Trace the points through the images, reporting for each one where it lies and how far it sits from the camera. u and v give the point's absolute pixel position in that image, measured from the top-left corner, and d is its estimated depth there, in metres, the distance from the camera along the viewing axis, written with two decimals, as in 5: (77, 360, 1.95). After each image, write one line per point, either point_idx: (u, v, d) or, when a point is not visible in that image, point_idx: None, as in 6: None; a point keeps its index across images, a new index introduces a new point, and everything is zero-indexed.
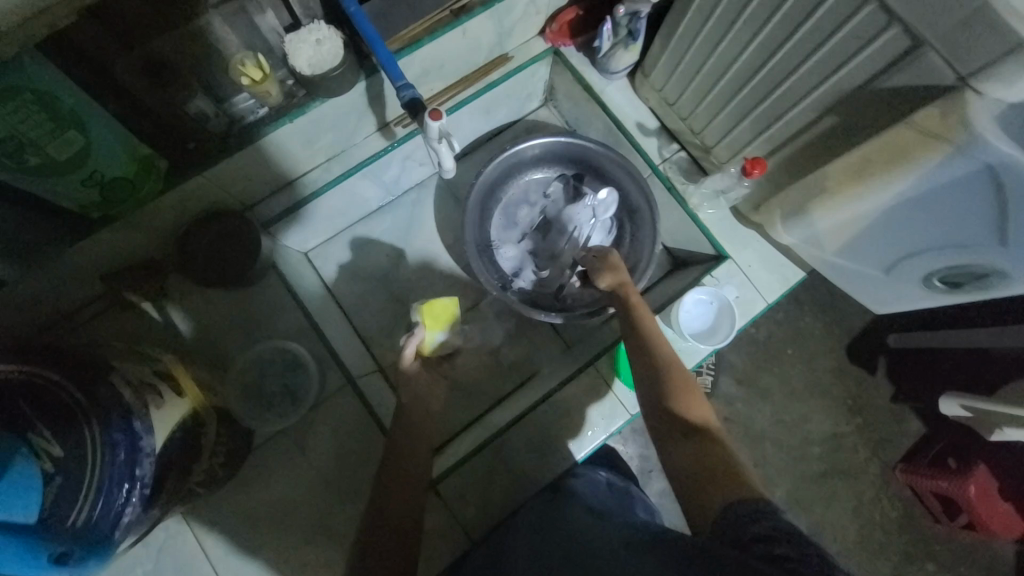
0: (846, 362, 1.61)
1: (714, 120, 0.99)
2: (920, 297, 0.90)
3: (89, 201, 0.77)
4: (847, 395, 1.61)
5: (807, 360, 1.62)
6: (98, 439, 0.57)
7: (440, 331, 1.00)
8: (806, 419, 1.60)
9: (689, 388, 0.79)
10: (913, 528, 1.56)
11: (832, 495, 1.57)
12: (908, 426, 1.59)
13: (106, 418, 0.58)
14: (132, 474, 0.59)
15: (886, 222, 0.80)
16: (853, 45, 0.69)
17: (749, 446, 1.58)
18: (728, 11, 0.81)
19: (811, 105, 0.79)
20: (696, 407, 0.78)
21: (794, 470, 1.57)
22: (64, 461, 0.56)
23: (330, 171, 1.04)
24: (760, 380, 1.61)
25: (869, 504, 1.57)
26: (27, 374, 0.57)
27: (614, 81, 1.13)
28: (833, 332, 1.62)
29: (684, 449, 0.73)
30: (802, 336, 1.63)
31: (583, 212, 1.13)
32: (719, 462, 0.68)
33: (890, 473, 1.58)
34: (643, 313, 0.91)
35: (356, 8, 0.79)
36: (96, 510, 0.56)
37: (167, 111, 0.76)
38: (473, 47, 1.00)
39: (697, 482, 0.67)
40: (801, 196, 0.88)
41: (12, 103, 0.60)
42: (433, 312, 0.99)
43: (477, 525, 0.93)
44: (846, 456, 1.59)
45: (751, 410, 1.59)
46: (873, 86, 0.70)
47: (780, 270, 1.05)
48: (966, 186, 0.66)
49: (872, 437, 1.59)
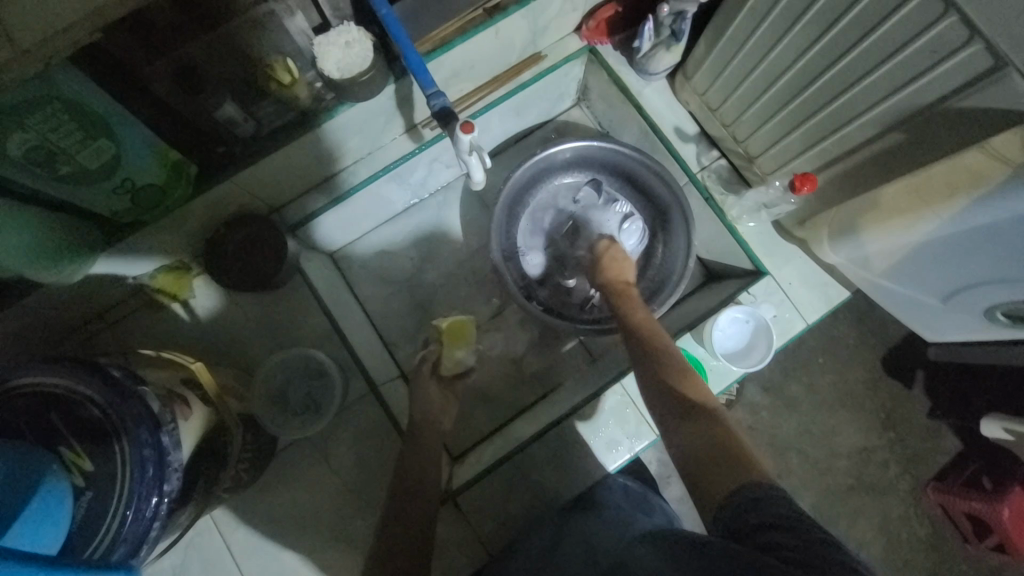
0: (881, 374, 1.54)
1: (760, 130, 0.93)
2: (983, 329, 0.83)
3: (121, 206, 0.77)
4: (881, 408, 1.54)
5: (840, 372, 1.55)
6: (128, 454, 0.57)
7: (457, 348, 0.99)
8: (835, 432, 1.54)
9: (688, 375, 0.78)
10: (942, 547, 1.50)
11: (857, 510, 1.51)
12: (943, 443, 1.52)
13: (135, 434, 0.58)
14: (160, 487, 0.59)
15: (942, 253, 0.73)
16: (927, 59, 0.62)
17: (773, 457, 1.53)
18: (782, 18, 0.75)
19: (873, 120, 0.73)
20: (694, 387, 0.76)
21: (819, 483, 1.52)
22: (95, 476, 0.57)
23: (357, 173, 1.01)
24: (788, 389, 1.55)
25: (897, 521, 1.51)
26: (64, 389, 0.59)
27: (651, 82, 1.07)
28: (869, 343, 1.55)
29: (685, 429, 0.70)
30: (836, 345, 1.56)
31: (612, 220, 1.12)
32: (725, 444, 0.65)
33: (921, 490, 1.52)
34: (644, 317, 0.91)
35: (387, 10, 0.75)
36: (125, 526, 0.56)
37: (196, 117, 0.76)
38: (506, 46, 0.96)
39: (707, 464, 0.63)
40: (851, 216, 0.83)
41: (43, 112, 0.59)
42: (455, 331, 1.00)
43: (494, 536, 0.92)
44: (876, 472, 1.52)
45: (776, 419, 1.54)
46: (948, 104, 0.63)
47: (823, 289, 1.00)
48: None
49: (904, 453, 1.53)
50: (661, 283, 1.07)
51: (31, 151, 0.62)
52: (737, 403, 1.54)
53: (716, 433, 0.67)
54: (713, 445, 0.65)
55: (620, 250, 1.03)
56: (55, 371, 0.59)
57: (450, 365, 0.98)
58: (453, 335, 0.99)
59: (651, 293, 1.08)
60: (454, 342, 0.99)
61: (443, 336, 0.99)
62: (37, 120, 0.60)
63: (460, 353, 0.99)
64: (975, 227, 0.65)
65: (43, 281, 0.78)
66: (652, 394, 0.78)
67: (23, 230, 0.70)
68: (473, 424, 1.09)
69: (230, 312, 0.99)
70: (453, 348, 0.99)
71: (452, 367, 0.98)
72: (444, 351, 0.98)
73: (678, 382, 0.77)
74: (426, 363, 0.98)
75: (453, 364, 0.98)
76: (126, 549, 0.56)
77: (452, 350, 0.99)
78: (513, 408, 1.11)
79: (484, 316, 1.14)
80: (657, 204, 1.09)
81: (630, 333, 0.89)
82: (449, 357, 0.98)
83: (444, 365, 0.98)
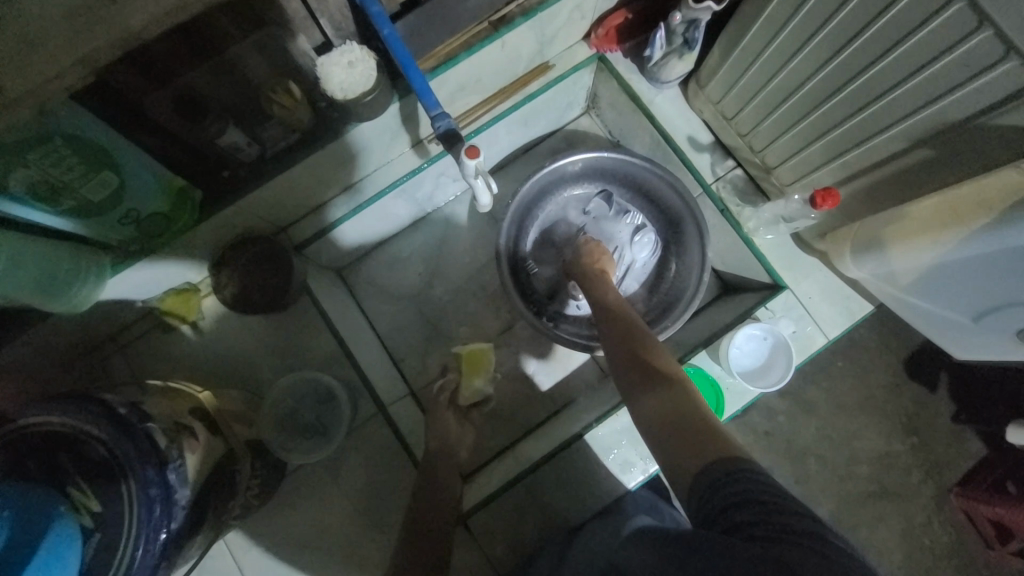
0: (903, 378, 1.50)
1: (778, 140, 0.89)
2: (1014, 354, 0.78)
3: (127, 235, 0.77)
4: (902, 413, 1.49)
5: (860, 377, 1.50)
6: (136, 496, 0.57)
7: (477, 377, 1.01)
8: (854, 438, 1.50)
9: (656, 350, 0.80)
10: (965, 554, 1.46)
11: (879, 517, 1.47)
12: (966, 447, 1.48)
13: (142, 474, 0.58)
14: (167, 527, 0.59)
15: (973, 272, 0.70)
16: (960, 74, 0.58)
17: (791, 463, 1.49)
18: (802, 28, 0.72)
19: (900, 134, 0.69)
20: (662, 359, 0.78)
21: (838, 490, 1.48)
22: (104, 517, 0.56)
23: (363, 190, 1.00)
24: (805, 394, 1.51)
25: (919, 528, 1.47)
26: (72, 429, 0.58)
27: (664, 90, 1.03)
28: (890, 346, 1.51)
29: (651, 396, 0.72)
30: (855, 348, 1.51)
31: (623, 231, 1.09)
32: (695, 416, 0.65)
33: (944, 496, 1.47)
34: (621, 303, 0.92)
35: (390, 29, 0.73)
36: (133, 567, 0.55)
37: (200, 144, 0.75)
38: (513, 59, 0.94)
39: (674, 428, 0.65)
40: (877, 227, 0.79)
41: (44, 149, 0.58)
42: (473, 360, 1.02)
43: (505, 556, 0.91)
44: (897, 478, 1.48)
45: (793, 425, 1.50)
46: (983, 121, 0.60)
47: (844, 302, 0.96)
48: None
49: (927, 458, 1.48)
50: (674, 298, 1.05)
51: (34, 186, 0.61)
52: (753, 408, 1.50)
53: (681, 402, 0.68)
54: (678, 414, 0.67)
55: (604, 264, 1.02)
56: (61, 411, 0.58)
57: (468, 394, 0.99)
58: (472, 364, 1.01)
59: (664, 309, 1.05)
60: (472, 370, 1.01)
61: (462, 365, 1.01)
62: (38, 158, 0.59)
63: (478, 382, 1.00)
64: (1010, 248, 0.62)
65: (56, 310, 0.77)
66: (621, 367, 0.80)
67: (29, 262, 0.69)
68: (483, 438, 1.07)
69: (239, 331, 0.98)
70: (471, 377, 1.00)
71: (469, 397, 1.00)
72: (463, 380, 1.00)
73: (643, 350, 0.80)
74: (444, 393, 0.99)
75: (470, 394, 1.00)
76: None
77: (471, 379, 1.00)
78: (524, 424, 1.09)
79: (492, 330, 1.13)
80: (670, 215, 1.06)
81: (610, 318, 0.89)
82: (468, 386, 1.00)
83: (463, 395, 0.99)
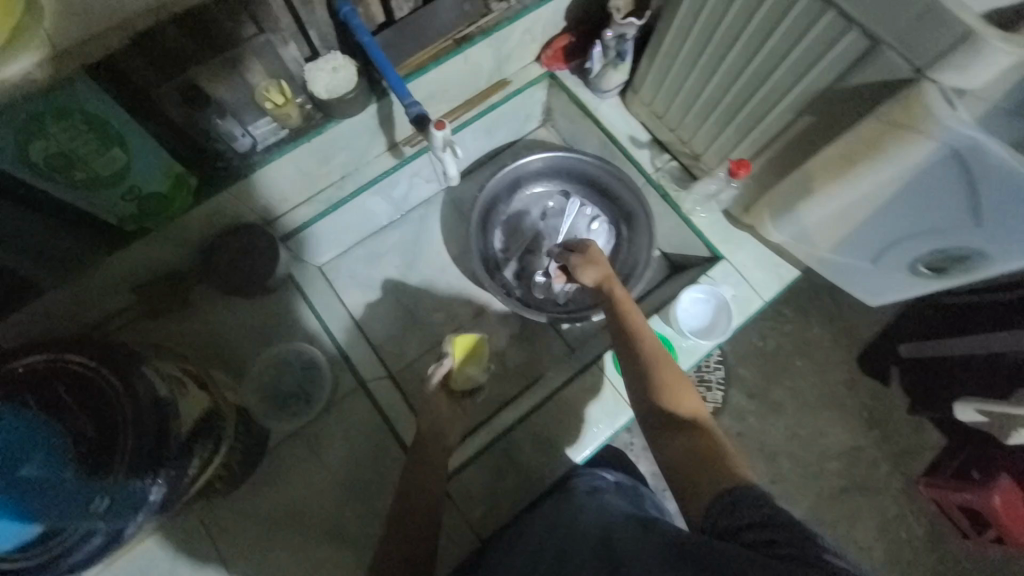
0: (858, 374, 1.63)
1: (701, 129, 1.05)
2: (906, 287, 0.93)
3: (126, 213, 0.84)
4: (863, 407, 1.61)
5: (817, 373, 1.63)
6: (131, 420, 0.64)
7: (467, 365, 1.01)
8: (822, 434, 1.60)
9: (676, 386, 0.79)
10: (942, 545, 1.53)
11: (854, 512, 1.55)
12: (926, 438, 1.59)
13: (137, 403, 0.65)
14: (158, 453, 0.66)
15: (871, 214, 0.84)
16: (818, 50, 0.74)
17: (765, 463, 1.57)
18: (704, 31, 0.90)
19: (786, 108, 0.85)
20: (685, 401, 0.78)
21: (813, 489, 1.56)
22: (97, 440, 0.64)
23: (344, 187, 1.11)
24: (770, 395, 1.62)
25: (895, 521, 1.54)
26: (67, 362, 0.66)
27: (606, 99, 1.21)
28: (844, 345, 1.64)
29: (676, 438, 0.73)
30: (810, 348, 1.65)
31: (581, 222, 1.23)
32: (712, 455, 0.69)
33: (914, 488, 1.56)
34: (637, 320, 0.90)
35: (368, 38, 0.86)
36: (127, 480, 0.63)
37: (196, 129, 0.85)
38: (475, 71, 1.10)
39: (690, 469, 0.68)
40: (789, 193, 0.91)
41: (65, 122, 0.67)
42: (466, 348, 1.02)
43: (485, 523, 0.94)
44: (867, 471, 1.57)
45: (763, 424, 1.60)
46: (841, 82, 0.75)
47: (775, 269, 1.09)
48: (939, 167, 0.71)
49: (891, 450, 1.58)
50: (627, 275, 1.17)
51: (51, 158, 0.69)
52: (724, 411, 1.60)
53: (702, 445, 0.71)
54: (698, 454, 0.70)
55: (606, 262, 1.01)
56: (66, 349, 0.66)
57: (461, 380, 1.01)
58: (465, 351, 1.01)
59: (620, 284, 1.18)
60: (466, 357, 1.01)
61: (455, 352, 1.00)
62: (59, 130, 0.68)
63: (470, 369, 1.01)
64: (897, 178, 0.75)
65: (38, 281, 0.83)
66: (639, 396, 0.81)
67: (47, 236, 0.79)
68: None
69: (226, 318, 1.03)
70: (464, 364, 1.01)
71: (462, 383, 1.01)
72: (455, 366, 1.00)
73: (663, 386, 0.79)
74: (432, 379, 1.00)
75: (463, 380, 1.01)
76: (130, 497, 0.64)
77: (463, 366, 1.01)
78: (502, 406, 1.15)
79: (468, 316, 1.22)
80: (622, 206, 1.20)
81: (623, 349, 0.87)
82: (460, 372, 1.01)
83: (454, 380, 1.00)
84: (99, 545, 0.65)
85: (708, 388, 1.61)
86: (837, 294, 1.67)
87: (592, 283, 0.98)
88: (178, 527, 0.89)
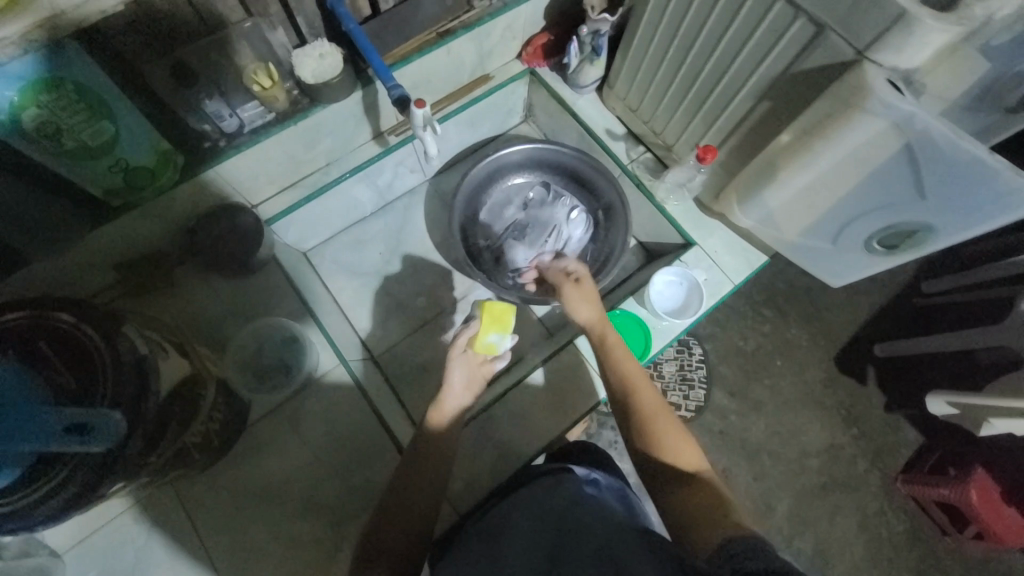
0: (836, 373, 1.67)
1: (672, 120, 1.10)
2: (864, 264, 0.99)
3: (111, 185, 0.85)
4: (841, 405, 1.65)
5: (795, 371, 1.67)
6: (109, 357, 0.67)
7: (494, 332, 0.92)
8: (802, 431, 1.63)
9: (676, 440, 0.79)
10: (921, 541, 1.55)
11: (835, 509, 1.57)
12: (904, 435, 1.62)
13: (112, 341, 0.68)
14: (138, 392, 0.68)
15: (828, 194, 0.89)
16: (771, 38, 0.80)
17: (747, 460, 1.60)
18: (670, 25, 0.96)
19: (746, 95, 0.90)
20: (685, 455, 0.78)
21: (794, 486, 1.59)
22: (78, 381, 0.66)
23: (329, 173, 1.14)
24: (751, 393, 1.65)
25: (874, 517, 1.56)
26: (31, 318, 0.68)
27: (584, 95, 1.26)
28: (822, 344, 1.69)
29: (678, 492, 0.73)
30: (790, 348, 1.69)
31: (560, 211, 1.28)
32: (718, 506, 0.68)
33: (893, 485, 1.58)
34: (631, 369, 0.88)
35: (354, 25, 0.91)
36: (85, 414, 0.60)
37: (185, 109, 0.88)
38: (458, 65, 1.15)
39: (694, 523, 0.67)
40: (754, 178, 0.95)
41: (55, 92, 0.69)
42: (495, 314, 0.93)
43: (462, 498, 0.95)
44: (846, 468, 1.60)
45: (744, 422, 1.63)
46: (793, 67, 0.80)
47: (745, 255, 1.13)
48: (881, 141, 0.76)
49: (869, 448, 1.61)
50: (603, 261, 1.21)
51: (42, 127, 0.70)
52: (706, 408, 1.63)
53: (708, 498, 0.70)
54: (703, 507, 0.69)
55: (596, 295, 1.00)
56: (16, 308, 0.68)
57: (485, 347, 0.93)
58: (494, 317, 0.93)
59: (597, 270, 1.21)
60: (493, 324, 0.92)
61: (483, 316, 0.93)
62: (49, 99, 0.69)
63: (496, 337, 0.93)
64: (846, 155, 0.81)
65: (15, 246, 0.83)
66: (640, 450, 0.80)
67: (36, 206, 0.81)
68: None
69: (209, 298, 1.04)
70: (489, 330, 0.92)
71: (486, 350, 0.93)
72: (480, 331, 0.92)
73: (661, 443, 0.79)
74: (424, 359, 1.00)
75: (485, 347, 0.93)
76: (95, 431, 0.61)
77: (489, 332, 0.92)
78: None
79: (449, 302, 1.25)
80: (599, 197, 1.24)
81: (617, 400, 0.86)
82: (484, 339, 0.92)
83: (476, 346, 0.92)
84: (55, 507, 0.63)
85: (691, 386, 1.64)
86: (814, 294, 1.72)
87: (585, 321, 0.95)
88: (152, 499, 0.90)
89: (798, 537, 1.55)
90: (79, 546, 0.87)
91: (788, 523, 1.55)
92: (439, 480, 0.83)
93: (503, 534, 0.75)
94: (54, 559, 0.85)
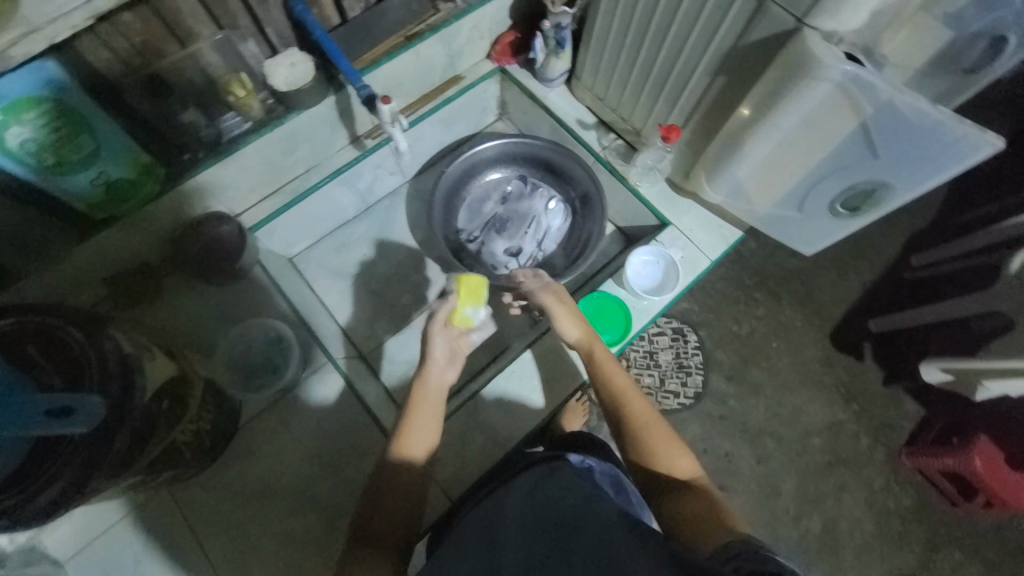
0: (833, 352, 1.66)
1: (637, 104, 1.13)
2: (829, 229, 1.03)
3: (95, 200, 0.87)
4: (839, 383, 1.64)
5: (792, 352, 1.67)
6: (95, 356, 0.70)
7: (471, 305, 0.91)
8: (801, 411, 1.62)
9: (670, 449, 0.81)
10: (930, 513, 1.54)
11: (840, 486, 1.56)
12: (905, 409, 1.60)
13: (99, 342, 0.71)
14: (125, 387, 0.71)
15: (788, 163, 0.92)
16: (719, 14, 0.83)
17: (749, 443, 1.60)
18: (626, 12, 0.99)
19: (704, 72, 0.93)
20: (680, 464, 0.81)
21: (798, 466, 1.58)
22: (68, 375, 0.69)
23: (309, 179, 1.17)
24: (749, 376, 1.65)
25: (880, 492, 1.56)
26: (17, 321, 0.70)
27: (552, 88, 1.29)
28: (815, 323, 1.69)
29: (677, 498, 0.75)
30: (784, 329, 1.69)
31: (538, 202, 1.32)
32: (716, 507, 0.70)
33: (898, 459, 1.58)
34: (623, 382, 0.90)
35: (321, 32, 0.93)
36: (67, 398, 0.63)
37: (163, 121, 0.92)
38: (428, 66, 1.18)
39: (693, 524, 0.68)
40: (718, 156, 0.98)
41: (36, 110, 0.71)
42: (471, 287, 0.91)
43: (454, 484, 0.97)
44: (849, 444, 1.59)
45: (744, 405, 1.63)
46: (742, 40, 0.83)
47: (719, 231, 1.15)
48: (829, 104, 0.79)
49: (871, 423, 1.61)
50: (582, 246, 1.23)
51: (26, 144, 0.73)
52: (704, 394, 1.63)
53: (709, 501, 0.72)
54: (702, 508, 0.71)
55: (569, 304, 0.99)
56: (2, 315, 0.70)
57: (463, 319, 0.91)
58: (470, 291, 0.90)
59: (577, 256, 1.24)
60: (468, 298, 0.90)
61: (459, 290, 0.90)
62: (32, 117, 0.71)
63: (472, 310, 0.91)
64: (799, 124, 0.84)
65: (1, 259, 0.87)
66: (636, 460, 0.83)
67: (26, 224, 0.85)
68: None
69: (198, 306, 1.07)
70: (466, 304, 0.91)
71: (463, 322, 0.92)
72: (456, 304, 0.91)
73: (656, 454, 0.81)
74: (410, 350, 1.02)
75: (463, 319, 0.91)
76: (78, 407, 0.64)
77: (466, 306, 0.91)
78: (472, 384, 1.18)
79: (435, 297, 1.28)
80: (575, 185, 1.26)
81: (613, 415, 0.88)
82: (462, 312, 0.91)
83: (454, 319, 0.91)
84: (46, 504, 0.65)
85: (687, 373, 1.64)
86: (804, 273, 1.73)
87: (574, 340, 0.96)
88: (150, 504, 0.91)
89: (806, 518, 1.54)
90: (79, 553, 0.88)
91: (794, 503, 1.55)
92: (427, 466, 0.84)
93: (494, 518, 0.74)
94: (56, 565, 0.86)
